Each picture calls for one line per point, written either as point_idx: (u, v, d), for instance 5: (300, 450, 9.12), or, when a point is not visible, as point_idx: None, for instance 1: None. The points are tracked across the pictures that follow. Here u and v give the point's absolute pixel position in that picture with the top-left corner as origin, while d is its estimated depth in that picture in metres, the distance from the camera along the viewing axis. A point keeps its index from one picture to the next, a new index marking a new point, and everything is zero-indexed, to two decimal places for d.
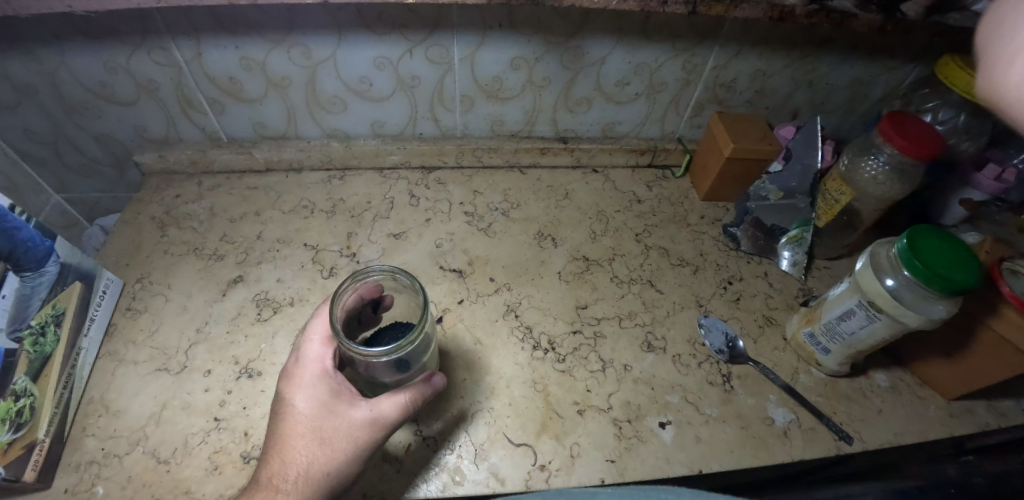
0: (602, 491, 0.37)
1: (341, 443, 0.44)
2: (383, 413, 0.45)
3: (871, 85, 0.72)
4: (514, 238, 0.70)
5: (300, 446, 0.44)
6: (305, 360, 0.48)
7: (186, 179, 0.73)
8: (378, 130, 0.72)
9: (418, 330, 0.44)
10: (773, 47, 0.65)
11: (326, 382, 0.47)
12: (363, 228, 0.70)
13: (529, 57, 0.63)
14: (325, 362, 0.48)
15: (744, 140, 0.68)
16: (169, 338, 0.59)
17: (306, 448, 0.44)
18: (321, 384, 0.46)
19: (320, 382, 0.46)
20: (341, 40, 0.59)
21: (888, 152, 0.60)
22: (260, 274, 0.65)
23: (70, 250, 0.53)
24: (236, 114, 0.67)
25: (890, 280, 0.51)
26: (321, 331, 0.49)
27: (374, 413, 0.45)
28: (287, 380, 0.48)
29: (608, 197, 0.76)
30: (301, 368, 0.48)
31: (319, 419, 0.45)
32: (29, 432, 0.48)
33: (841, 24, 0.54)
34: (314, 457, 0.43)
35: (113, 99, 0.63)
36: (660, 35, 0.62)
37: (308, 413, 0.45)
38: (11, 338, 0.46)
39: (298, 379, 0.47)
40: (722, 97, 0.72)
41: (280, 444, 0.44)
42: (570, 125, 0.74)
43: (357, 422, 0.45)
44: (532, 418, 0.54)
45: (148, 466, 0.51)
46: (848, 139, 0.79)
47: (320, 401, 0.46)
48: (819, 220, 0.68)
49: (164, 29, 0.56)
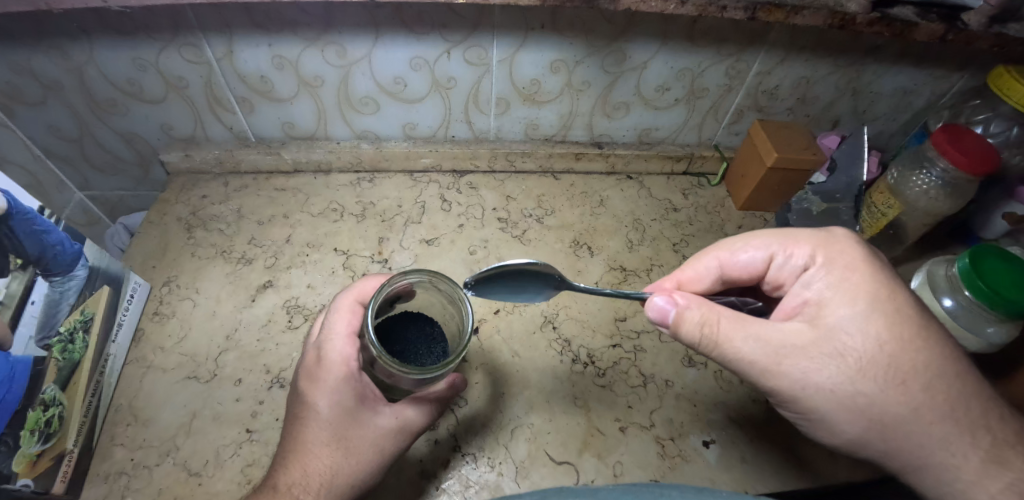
0: (603, 489, 0.34)
1: (366, 453, 0.42)
2: (408, 420, 0.45)
3: (918, 94, 0.70)
4: (549, 247, 0.68)
5: (323, 454, 0.41)
6: (328, 360, 0.44)
7: (213, 179, 0.71)
8: (410, 131, 0.70)
9: (459, 350, 0.37)
10: (821, 54, 0.63)
11: (351, 385, 0.43)
12: (394, 233, 0.68)
13: (570, 60, 0.61)
14: (351, 363, 0.44)
15: (789, 148, 0.65)
16: (198, 345, 0.58)
17: (330, 457, 0.41)
18: (348, 389, 0.43)
19: (346, 385, 0.43)
20: (377, 40, 0.57)
21: (941, 167, 0.58)
22: (290, 279, 0.63)
23: (99, 254, 0.51)
24: (265, 114, 0.65)
25: (947, 300, 0.50)
26: (346, 328, 0.45)
27: (399, 420, 0.44)
28: (308, 379, 0.44)
29: (643, 205, 0.75)
30: (325, 370, 0.43)
31: (344, 426, 0.42)
32: (58, 442, 0.46)
33: (902, 33, 0.52)
34: (338, 467, 0.41)
35: (140, 97, 0.61)
36: (705, 40, 0.60)
37: (333, 418, 0.42)
38: (40, 346, 0.44)
39: (321, 380, 0.43)
40: (764, 104, 0.70)
41: (300, 451, 0.41)
42: (606, 130, 0.72)
43: (383, 430, 0.43)
44: (573, 435, 0.53)
45: (178, 478, 0.49)
46: (890, 149, 0.77)
47: (345, 407, 0.43)
48: (864, 233, 0.67)
49: (196, 26, 0.54)
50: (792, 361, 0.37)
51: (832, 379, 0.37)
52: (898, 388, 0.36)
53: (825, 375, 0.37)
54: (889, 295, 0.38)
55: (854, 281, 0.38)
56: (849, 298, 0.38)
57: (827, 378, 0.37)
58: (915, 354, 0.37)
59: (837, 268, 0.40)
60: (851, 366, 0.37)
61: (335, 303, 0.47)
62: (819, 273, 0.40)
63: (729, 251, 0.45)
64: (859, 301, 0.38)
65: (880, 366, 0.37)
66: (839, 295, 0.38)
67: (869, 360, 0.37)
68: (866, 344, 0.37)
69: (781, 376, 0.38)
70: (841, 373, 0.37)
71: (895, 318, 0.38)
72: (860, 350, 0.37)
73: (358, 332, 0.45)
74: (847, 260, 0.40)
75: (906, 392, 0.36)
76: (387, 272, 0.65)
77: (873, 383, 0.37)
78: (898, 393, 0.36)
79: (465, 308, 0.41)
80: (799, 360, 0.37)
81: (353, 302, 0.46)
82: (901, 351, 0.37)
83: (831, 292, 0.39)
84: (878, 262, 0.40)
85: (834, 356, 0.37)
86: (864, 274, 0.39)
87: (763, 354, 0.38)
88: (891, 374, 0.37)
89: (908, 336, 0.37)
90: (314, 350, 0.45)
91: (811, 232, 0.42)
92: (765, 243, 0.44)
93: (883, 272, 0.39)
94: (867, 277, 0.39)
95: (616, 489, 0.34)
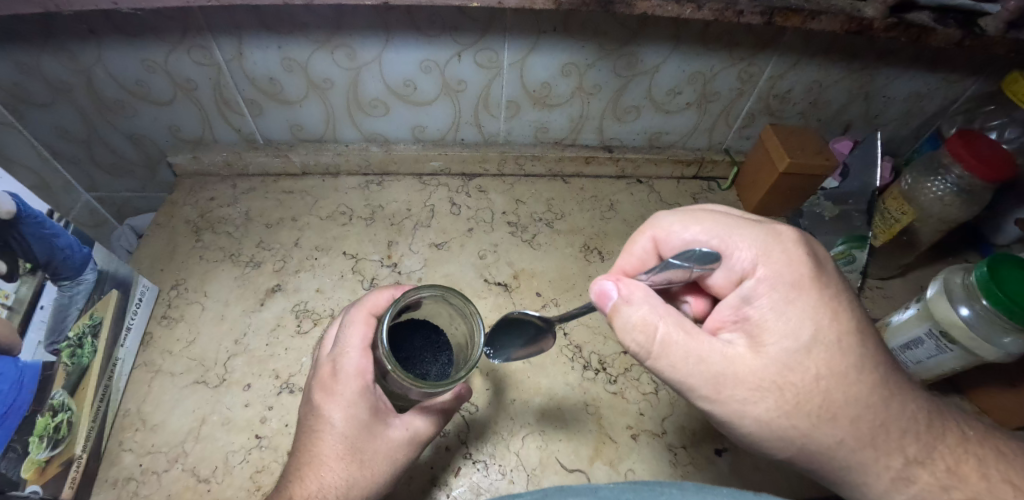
0: (603, 487, 0.31)
1: (380, 465, 0.42)
2: (418, 431, 0.44)
3: (931, 99, 0.69)
4: (559, 251, 0.68)
5: (338, 467, 0.41)
6: (343, 373, 0.42)
7: (220, 181, 0.71)
8: (419, 134, 0.69)
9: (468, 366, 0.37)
10: (834, 58, 0.62)
11: (366, 398, 0.42)
12: (404, 237, 0.68)
13: (581, 64, 0.61)
14: (367, 375, 0.43)
15: (802, 154, 0.65)
16: (207, 349, 0.57)
17: (345, 470, 0.41)
18: (363, 402, 0.42)
19: (361, 398, 0.42)
20: (388, 42, 0.56)
21: (956, 174, 0.57)
22: (299, 283, 0.63)
23: (107, 257, 0.51)
24: (274, 116, 0.65)
25: (964, 309, 0.48)
26: (360, 341, 0.43)
27: (411, 431, 0.44)
28: (322, 391, 0.42)
29: (654, 209, 0.74)
30: (340, 382, 0.42)
31: (358, 440, 0.42)
32: (66, 448, 0.46)
33: (918, 38, 0.51)
34: (353, 480, 0.41)
35: (148, 98, 0.61)
36: (718, 43, 0.59)
37: (348, 432, 0.41)
38: (50, 351, 0.44)
39: (336, 392, 0.42)
40: (775, 108, 0.70)
41: (316, 463, 0.41)
42: (617, 133, 0.72)
43: (395, 443, 0.43)
44: (585, 442, 0.53)
45: (187, 485, 0.49)
46: (902, 154, 0.76)
47: (361, 420, 0.42)
48: (877, 239, 0.66)
49: (206, 28, 0.53)
50: (731, 391, 0.34)
51: (772, 412, 0.34)
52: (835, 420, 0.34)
53: (761, 409, 0.34)
54: (832, 320, 0.35)
55: (800, 305, 0.35)
56: (789, 329, 0.35)
57: (764, 412, 0.34)
58: (861, 385, 0.34)
59: (777, 286, 0.35)
60: (790, 400, 0.34)
61: (349, 313, 0.45)
62: (761, 287, 0.36)
63: (667, 231, 0.41)
64: (802, 328, 0.34)
65: (816, 401, 0.34)
66: (779, 320, 0.35)
67: (810, 392, 0.34)
68: (807, 379, 0.34)
69: (724, 405, 0.35)
70: (780, 406, 0.34)
71: (837, 349, 0.34)
72: (799, 384, 0.34)
73: (372, 344, 0.43)
74: (789, 279, 0.35)
75: (840, 425, 0.35)
76: (396, 276, 0.64)
77: (810, 415, 0.34)
78: (834, 425, 0.34)
79: (477, 326, 0.40)
80: (738, 391, 0.34)
81: (366, 314, 0.44)
82: (844, 382, 0.34)
83: (771, 314, 0.35)
84: (825, 278, 0.36)
85: (771, 390, 0.34)
86: (808, 296, 0.35)
87: (705, 382, 0.35)
88: (830, 407, 0.34)
89: (854, 366, 0.34)
90: (328, 361, 0.44)
91: (759, 232, 0.38)
92: (710, 230, 0.39)
93: (830, 291, 0.36)
94: (810, 298, 0.35)
95: (615, 488, 0.30)
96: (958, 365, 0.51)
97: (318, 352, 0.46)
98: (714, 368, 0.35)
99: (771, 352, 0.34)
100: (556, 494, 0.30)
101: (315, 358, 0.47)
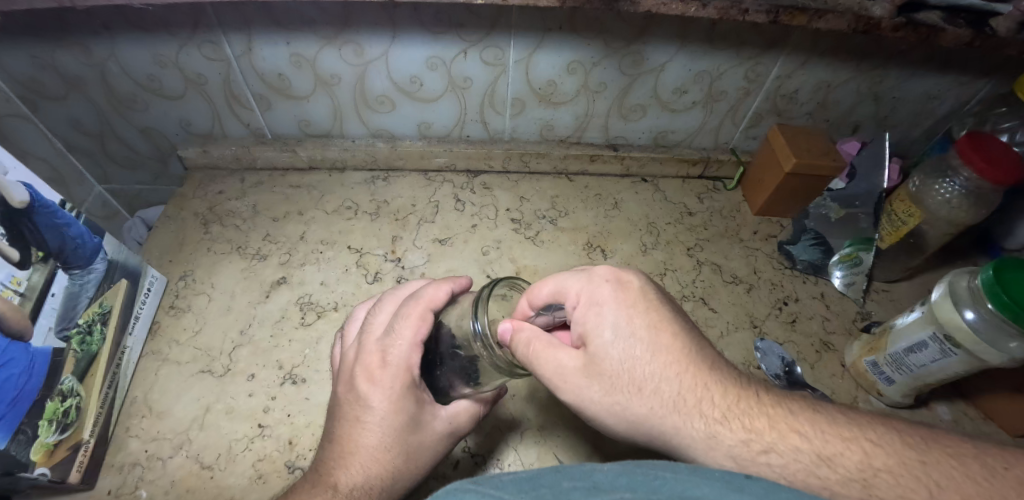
0: (599, 469, 0.30)
1: (423, 458, 0.44)
2: (460, 424, 0.46)
3: (941, 100, 0.68)
4: (562, 249, 0.69)
5: (383, 459, 0.42)
6: (392, 366, 0.42)
7: (229, 175, 0.72)
8: (425, 130, 0.70)
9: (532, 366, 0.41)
10: (842, 58, 0.62)
11: (412, 392, 0.43)
12: (408, 232, 0.68)
13: (587, 62, 0.61)
14: (414, 369, 0.43)
15: (809, 154, 0.64)
16: (213, 339, 0.58)
17: (390, 463, 0.42)
18: (410, 395, 0.43)
19: (408, 392, 0.43)
20: (395, 39, 0.57)
21: (964, 176, 0.56)
22: (304, 276, 0.64)
23: (117, 247, 0.52)
24: (282, 111, 0.66)
25: (969, 313, 0.47)
26: (412, 336, 0.42)
27: (451, 426, 0.45)
28: (369, 381, 0.42)
29: (659, 208, 0.74)
30: (389, 373, 0.42)
31: (403, 433, 0.42)
32: (74, 432, 0.47)
33: (928, 39, 0.50)
34: (399, 472, 0.42)
35: (160, 93, 0.62)
36: (724, 42, 0.59)
37: (395, 424, 0.42)
38: (59, 337, 0.45)
39: (384, 383, 0.42)
40: (783, 109, 0.69)
41: (360, 454, 0.41)
42: (622, 132, 0.72)
43: (437, 435, 0.44)
44: (584, 440, 0.54)
45: (191, 471, 0.50)
46: (911, 156, 0.76)
47: (408, 412, 0.42)
48: (883, 241, 0.65)
49: (217, 24, 0.54)
50: (575, 391, 0.38)
51: (599, 403, 0.37)
52: (650, 416, 0.36)
53: (590, 399, 0.38)
54: (632, 334, 0.37)
55: (603, 327, 0.38)
56: (598, 348, 0.37)
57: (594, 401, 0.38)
58: (670, 384, 0.36)
59: (587, 306, 0.39)
60: (610, 397, 0.37)
61: (404, 305, 0.44)
62: (581, 317, 0.39)
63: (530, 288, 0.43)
64: (603, 337, 0.37)
65: (648, 401, 0.36)
66: (593, 339, 0.38)
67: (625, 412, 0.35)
68: (629, 382, 0.36)
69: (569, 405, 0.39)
70: (601, 399, 0.37)
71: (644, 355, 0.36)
72: (619, 381, 0.37)
73: (423, 341, 0.43)
74: (598, 309, 0.38)
75: (653, 424, 0.36)
76: (399, 271, 0.65)
77: (627, 410, 0.37)
78: (648, 423, 0.36)
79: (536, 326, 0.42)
80: (575, 386, 0.38)
81: (423, 308, 0.43)
82: (653, 380, 0.36)
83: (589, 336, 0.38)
84: (620, 296, 0.38)
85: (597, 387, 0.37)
86: (608, 312, 0.38)
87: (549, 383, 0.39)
88: (638, 403, 0.36)
89: (661, 365, 0.36)
90: (377, 351, 0.43)
91: (587, 283, 0.40)
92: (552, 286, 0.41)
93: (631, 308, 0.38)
94: (600, 314, 0.38)
95: (612, 471, 0.30)
96: (961, 371, 0.50)
97: (361, 337, 0.45)
98: (566, 379, 0.38)
99: (590, 355, 0.38)
100: (551, 474, 0.30)
101: (355, 342, 0.46)
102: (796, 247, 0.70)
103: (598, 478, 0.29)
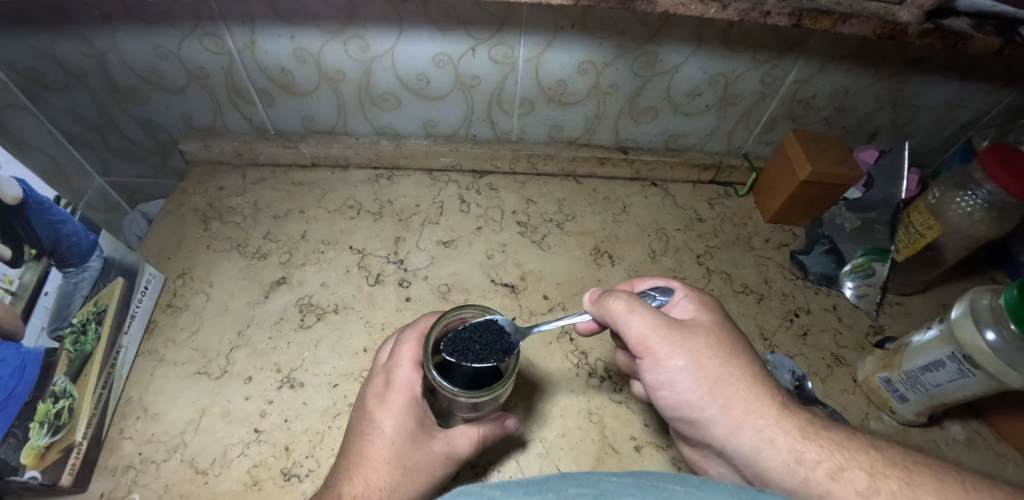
0: (607, 478, 0.29)
1: (421, 475, 0.42)
2: (458, 447, 0.44)
3: (962, 109, 0.66)
4: (568, 254, 0.67)
5: (383, 471, 0.40)
6: (395, 384, 0.43)
7: (230, 170, 0.71)
8: (431, 129, 0.68)
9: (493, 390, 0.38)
10: (862, 63, 0.60)
11: (414, 409, 0.43)
12: (411, 234, 0.67)
13: (599, 62, 0.59)
14: (416, 388, 0.44)
15: (826, 162, 0.62)
16: (210, 340, 0.57)
17: (389, 476, 0.40)
18: (410, 412, 0.43)
19: (410, 410, 0.43)
20: (401, 35, 0.55)
21: (987, 188, 0.54)
22: (304, 277, 0.62)
23: (114, 244, 0.50)
24: (285, 107, 0.64)
25: (990, 333, 0.46)
26: (412, 356, 0.44)
27: (450, 446, 0.43)
28: (376, 399, 0.44)
29: (669, 214, 0.73)
30: (391, 391, 0.43)
31: (404, 447, 0.42)
32: (67, 434, 0.46)
33: (955, 46, 0.47)
34: (396, 487, 0.40)
35: (160, 85, 0.60)
36: (742, 45, 0.57)
37: (395, 438, 0.42)
38: (52, 337, 0.43)
39: (386, 400, 0.43)
40: (799, 114, 0.67)
41: (363, 465, 0.41)
42: (633, 135, 0.70)
43: (437, 456, 0.43)
44: (587, 451, 0.53)
45: (185, 476, 0.49)
46: (929, 165, 0.74)
47: (407, 428, 0.42)
48: (899, 254, 0.63)
49: (219, 16, 0.52)
50: (669, 349, 0.40)
51: (693, 360, 0.40)
52: (744, 377, 0.40)
53: (682, 361, 0.40)
54: (733, 326, 0.43)
55: (708, 314, 0.43)
56: (703, 323, 0.42)
57: (684, 364, 0.40)
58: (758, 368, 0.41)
59: (697, 297, 0.45)
60: (710, 354, 0.40)
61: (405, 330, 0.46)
62: (690, 305, 0.44)
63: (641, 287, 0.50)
64: (708, 317, 0.43)
65: (743, 368, 0.40)
66: (699, 317, 0.43)
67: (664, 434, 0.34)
68: (728, 356, 0.40)
69: (652, 355, 0.40)
70: (697, 364, 0.40)
71: (739, 342, 0.42)
72: (719, 349, 0.40)
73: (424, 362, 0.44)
74: (707, 302, 0.44)
75: (740, 385, 0.40)
76: (402, 273, 0.63)
77: (721, 369, 0.40)
78: (733, 383, 0.40)
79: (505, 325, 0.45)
80: (672, 345, 0.40)
81: (418, 334, 0.45)
82: (749, 357, 0.41)
83: (696, 316, 0.43)
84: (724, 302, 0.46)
85: (693, 351, 0.40)
86: (718, 306, 0.44)
87: (640, 329, 0.41)
88: (732, 365, 0.40)
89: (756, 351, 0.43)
90: (382, 372, 0.45)
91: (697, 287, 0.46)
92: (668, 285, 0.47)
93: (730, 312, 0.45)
94: (712, 303, 0.44)
95: (621, 481, 0.29)
96: (980, 392, 0.48)
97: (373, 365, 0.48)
98: (658, 334, 0.40)
99: (694, 326, 0.41)
100: (558, 480, 0.29)
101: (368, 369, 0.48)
102: (809, 257, 0.68)
103: (607, 487, 0.28)
